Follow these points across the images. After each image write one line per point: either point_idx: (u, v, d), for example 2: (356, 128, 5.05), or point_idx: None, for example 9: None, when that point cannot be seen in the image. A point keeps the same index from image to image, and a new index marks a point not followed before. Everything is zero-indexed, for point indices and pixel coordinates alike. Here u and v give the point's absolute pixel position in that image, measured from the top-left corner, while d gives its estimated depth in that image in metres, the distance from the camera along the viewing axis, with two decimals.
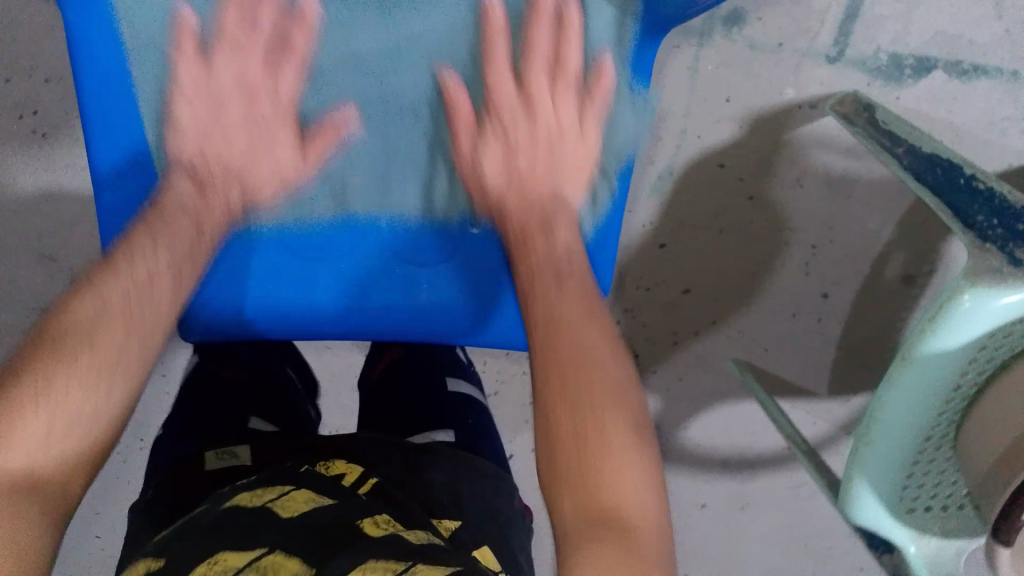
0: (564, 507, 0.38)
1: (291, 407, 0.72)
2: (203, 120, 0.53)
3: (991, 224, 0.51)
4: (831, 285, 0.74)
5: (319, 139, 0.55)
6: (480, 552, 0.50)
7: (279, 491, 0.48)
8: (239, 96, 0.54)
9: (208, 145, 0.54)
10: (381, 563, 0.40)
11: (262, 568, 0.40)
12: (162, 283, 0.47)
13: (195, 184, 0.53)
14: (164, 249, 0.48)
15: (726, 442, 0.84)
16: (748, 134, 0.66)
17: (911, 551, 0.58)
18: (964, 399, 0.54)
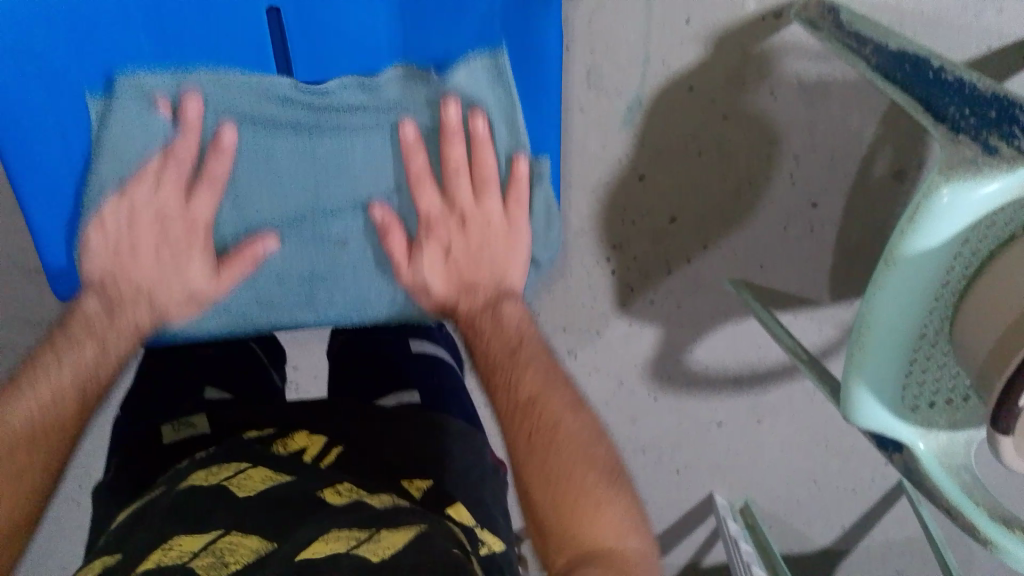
0: (553, 553, 0.50)
1: (262, 375, 0.73)
2: (122, 232, 0.60)
3: (963, 114, 0.50)
4: (818, 193, 0.73)
5: (237, 262, 0.61)
6: (454, 509, 0.55)
7: (234, 469, 0.53)
8: (152, 227, 0.60)
9: (119, 248, 0.60)
10: (343, 531, 0.46)
11: (219, 548, 0.45)
12: (115, 344, 0.61)
13: (105, 300, 0.61)
14: (65, 369, 0.58)
15: (734, 358, 0.84)
16: (714, 52, 0.65)
17: (921, 449, 0.59)
18: (954, 294, 0.54)
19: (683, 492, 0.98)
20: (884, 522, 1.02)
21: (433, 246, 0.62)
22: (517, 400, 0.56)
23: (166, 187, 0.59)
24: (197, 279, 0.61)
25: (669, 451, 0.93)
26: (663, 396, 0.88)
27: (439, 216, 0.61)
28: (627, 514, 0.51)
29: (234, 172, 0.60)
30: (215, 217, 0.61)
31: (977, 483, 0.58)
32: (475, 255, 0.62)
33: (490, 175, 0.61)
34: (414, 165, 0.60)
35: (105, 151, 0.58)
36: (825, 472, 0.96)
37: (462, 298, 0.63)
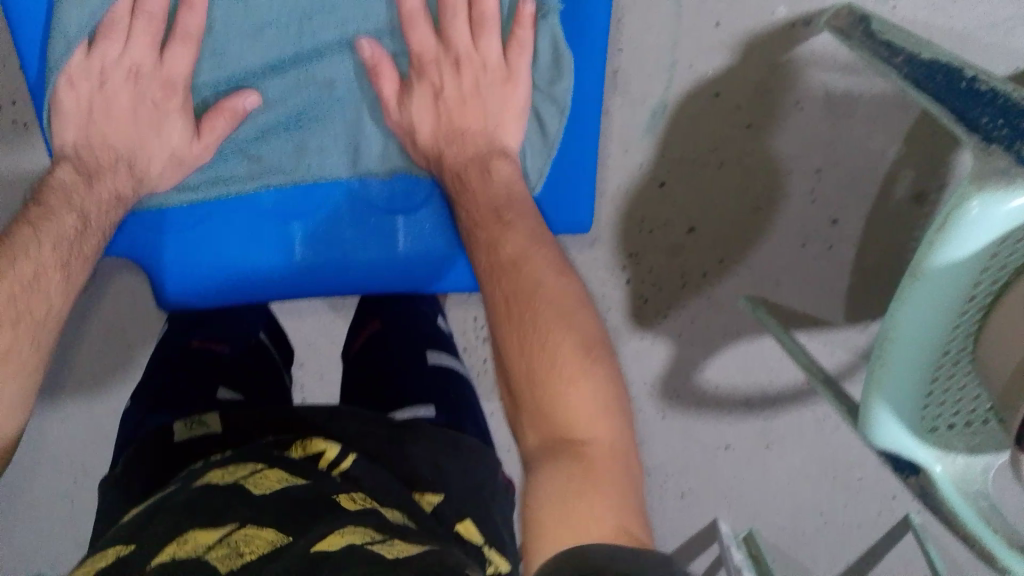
0: (529, 433, 0.46)
1: (276, 379, 0.72)
2: (92, 102, 0.61)
3: (996, 124, 0.48)
4: (838, 211, 0.72)
5: (217, 116, 0.62)
6: (462, 526, 0.53)
7: (250, 470, 0.50)
8: (158, 87, 0.62)
9: (90, 125, 0.62)
10: (360, 529, 0.44)
11: (235, 540, 0.43)
12: (93, 221, 0.60)
13: (82, 177, 0.61)
14: (47, 244, 0.56)
15: (745, 380, 0.83)
16: (740, 61, 0.65)
17: (937, 472, 0.57)
18: (979, 311, 0.52)
19: (686, 519, 0.95)
20: (890, 561, 0.99)
21: (424, 91, 0.63)
22: (508, 310, 0.50)
23: (137, 39, 0.60)
24: (176, 141, 0.63)
25: (675, 475, 0.91)
26: (671, 416, 0.86)
27: (434, 55, 0.62)
28: (611, 409, 0.45)
29: (236, 25, 0.60)
30: (196, 77, 0.62)
31: (995, 510, 0.55)
32: (465, 98, 0.63)
33: (490, 14, 0.61)
34: (415, 35, 0.61)
35: (63, 97, 0.61)
36: (832, 505, 0.94)
37: (449, 147, 0.63)
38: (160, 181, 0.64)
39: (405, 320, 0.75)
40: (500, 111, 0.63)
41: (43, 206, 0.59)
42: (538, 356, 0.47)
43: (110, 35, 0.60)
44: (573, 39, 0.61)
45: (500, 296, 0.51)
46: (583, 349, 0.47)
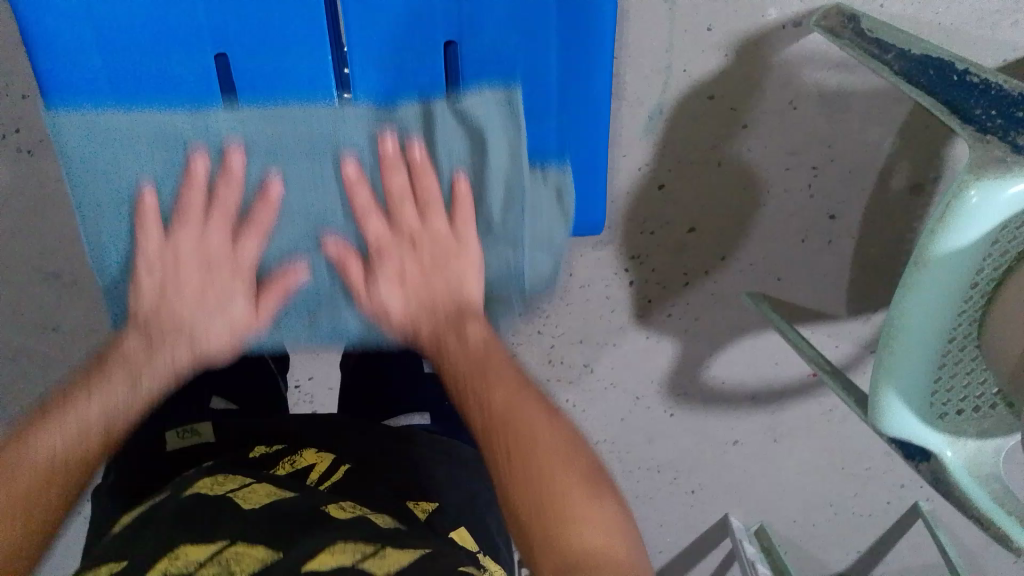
0: (541, 565, 0.44)
1: (271, 386, 0.71)
2: (166, 259, 0.53)
3: (990, 115, 0.50)
4: (837, 205, 0.73)
5: (269, 293, 0.55)
6: (457, 534, 0.53)
7: (239, 482, 0.51)
8: (198, 268, 0.54)
9: (163, 289, 0.54)
10: (349, 544, 0.44)
11: (226, 558, 0.42)
12: (149, 382, 0.54)
13: (147, 341, 0.54)
14: (97, 399, 0.52)
15: (752, 375, 0.84)
16: (735, 61, 0.65)
17: (948, 457, 0.58)
18: (983, 298, 0.53)
19: (698, 515, 0.95)
20: (900, 547, 1.00)
21: (390, 274, 0.55)
22: (490, 419, 0.50)
23: (211, 229, 0.53)
24: (235, 315, 0.55)
25: (684, 472, 0.91)
26: (680, 413, 0.86)
27: (391, 242, 0.55)
28: (622, 535, 0.46)
29: (276, 226, 0.54)
30: (260, 255, 0.54)
31: (1007, 492, 0.57)
32: (432, 276, 0.56)
33: (433, 198, 0.55)
34: (358, 197, 0.53)
35: (142, 279, 0.53)
36: (841, 495, 0.95)
37: (425, 317, 0.56)
38: (217, 345, 0.55)
39: None
40: (462, 275, 0.56)
41: (101, 367, 0.53)
42: (534, 468, 0.47)
43: (184, 221, 0.53)
44: (570, 87, 0.55)
45: (500, 449, 0.49)
46: (587, 484, 0.48)
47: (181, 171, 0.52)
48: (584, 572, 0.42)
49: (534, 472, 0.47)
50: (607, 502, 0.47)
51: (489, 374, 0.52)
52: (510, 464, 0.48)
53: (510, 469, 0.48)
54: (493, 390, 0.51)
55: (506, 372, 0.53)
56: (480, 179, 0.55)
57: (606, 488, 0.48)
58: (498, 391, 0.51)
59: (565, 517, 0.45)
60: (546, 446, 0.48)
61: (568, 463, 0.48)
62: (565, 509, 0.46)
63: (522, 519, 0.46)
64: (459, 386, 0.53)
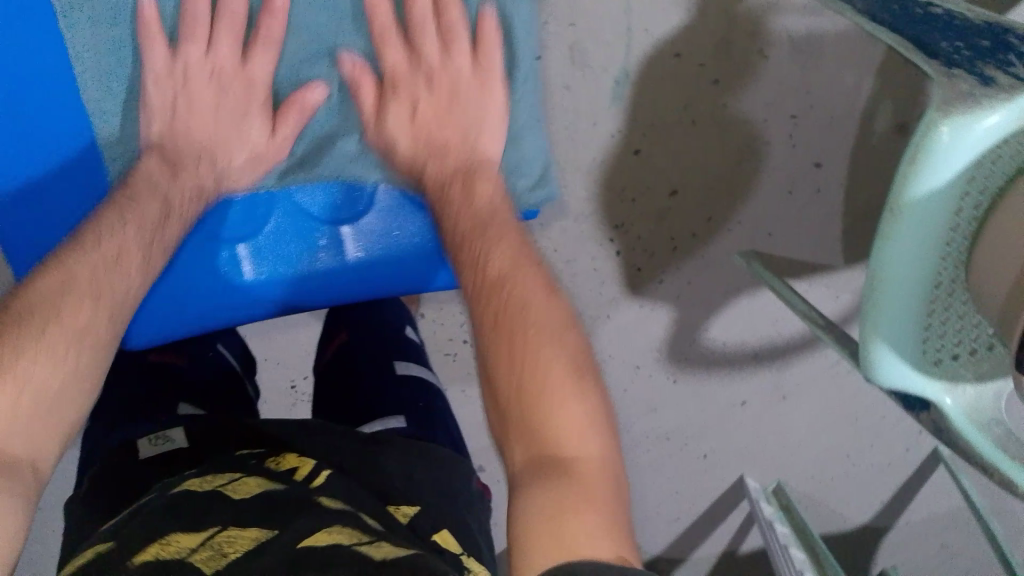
0: (516, 449, 0.43)
1: (239, 387, 0.71)
2: (174, 96, 0.59)
3: (956, 47, 0.48)
4: (821, 153, 0.71)
5: (289, 114, 0.61)
6: (440, 537, 0.50)
7: (229, 478, 0.50)
8: (214, 87, 0.60)
9: (174, 118, 0.60)
10: (343, 530, 0.44)
11: (218, 541, 0.43)
12: (139, 261, 0.53)
13: (166, 166, 0.59)
14: (132, 224, 0.54)
15: (751, 334, 0.82)
16: (699, 15, 0.64)
17: (948, 405, 0.56)
18: (966, 238, 0.51)
19: (712, 480, 0.94)
20: (923, 494, 0.99)
21: (401, 100, 0.61)
22: (483, 279, 0.51)
23: (253, 118, 0.61)
24: (255, 138, 0.61)
25: (694, 437, 0.90)
26: (682, 379, 0.85)
27: (405, 72, 0.61)
28: (601, 428, 0.43)
29: (313, 117, 0.62)
30: (274, 76, 0.60)
31: (1010, 436, 0.55)
32: (444, 110, 0.61)
33: (460, 30, 0.60)
34: (379, 17, 0.59)
35: (151, 100, 0.58)
36: (857, 447, 0.93)
37: (431, 160, 0.61)
38: (240, 172, 0.61)
39: (369, 325, 0.74)
40: (480, 113, 0.61)
41: (129, 190, 0.56)
42: (523, 345, 0.46)
43: (190, 33, 0.58)
44: None
45: (490, 315, 0.48)
46: (575, 368, 0.45)
47: (134, 12, 0.56)
48: (556, 466, 0.41)
49: (522, 346, 0.46)
50: (590, 377, 0.45)
51: (483, 228, 0.55)
52: (503, 339, 0.47)
53: (502, 356, 0.46)
54: (494, 246, 0.53)
55: (507, 228, 0.55)
56: (520, 30, 0.60)
57: (596, 384, 0.45)
58: (499, 247, 0.53)
59: (558, 402, 0.43)
60: (546, 322, 0.47)
61: (549, 311, 0.48)
62: (540, 392, 0.43)
63: (500, 395, 0.45)
64: (472, 280, 0.52)
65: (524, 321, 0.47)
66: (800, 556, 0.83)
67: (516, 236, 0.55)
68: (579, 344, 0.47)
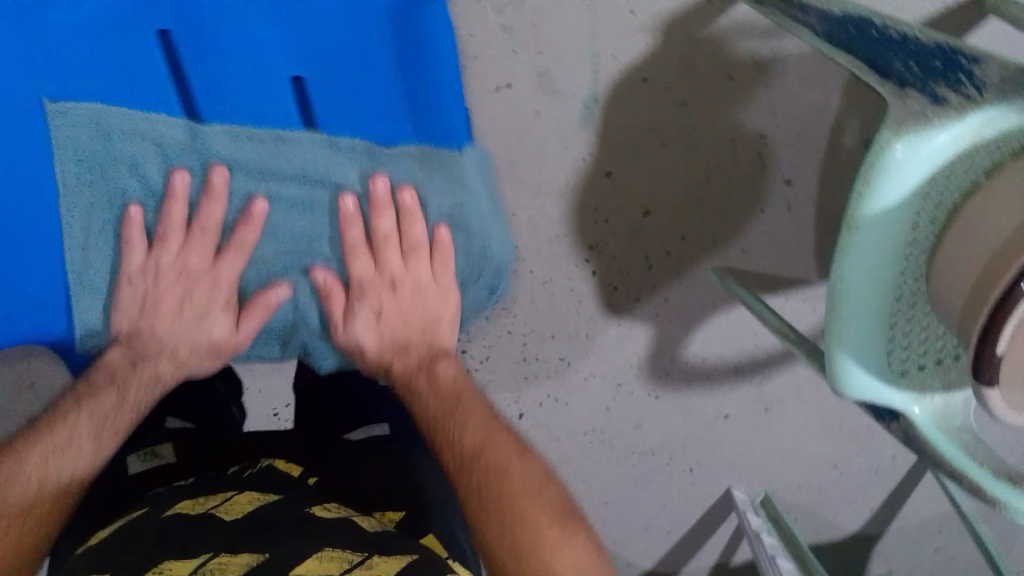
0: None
1: (224, 408, 0.71)
2: (144, 288, 0.60)
3: (909, 66, 0.50)
4: (791, 170, 0.73)
5: (251, 314, 0.62)
6: (425, 538, 0.55)
7: (220, 498, 0.51)
8: (178, 289, 0.60)
9: (143, 307, 0.60)
10: (335, 552, 0.43)
11: (211, 568, 0.42)
12: (135, 393, 0.60)
13: (131, 354, 0.60)
14: (87, 421, 0.56)
15: (731, 349, 0.83)
16: (663, 41, 0.65)
17: (915, 413, 0.58)
18: (925, 252, 0.52)
19: (700, 493, 0.95)
20: (913, 501, 0.99)
21: (365, 312, 0.63)
22: (464, 454, 0.56)
23: (193, 242, 0.59)
24: (217, 330, 0.62)
25: (680, 452, 0.91)
26: (665, 394, 0.86)
27: (372, 280, 0.62)
28: (584, 565, 0.50)
29: (229, 220, 0.60)
30: (223, 219, 0.59)
31: (978, 442, 0.56)
32: (406, 313, 0.63)
33: (419, 243, 0.62)
34: (351, 233, 0.61)
35: (124, 292, 0.60)
36: (843, 455, 0.94)
37: (397, 358, 0.64)
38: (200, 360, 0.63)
39: None
40: (439, 312, 0.64)
41: (88, 381, 0.58)
42: (494, 513, 0.52)
43: (169, 235, 0.59)
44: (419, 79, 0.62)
45: (477, 479, 0.54)
46: (557, 510, 0.53)
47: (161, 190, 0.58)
48: None
49: (497, 491, 0.53)
50: (552, 488, 0.54)
51: (464, 400, 0.60)
52: (484, 509, 0.52)
53: (477, 496, 0.53)
54: (466, 424, 0.58)
55: (474, 408, 0.59)
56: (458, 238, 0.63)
57: (580, 527, 0.53)
58: (469, 424, 0.58)
59: (539, 534, 0.50)
60: (523, 484, 0.53)
61: (527, 471, 0.54)
62: (536, 535, 0.50)
63: (484, 546, 0.51)
64: (450, 461, 0.56)
65: (504, 485, 0.53)
66: (788, 567, 0.83)
67: (483, 415, 0.59)
68: (560, 498, 0.54)
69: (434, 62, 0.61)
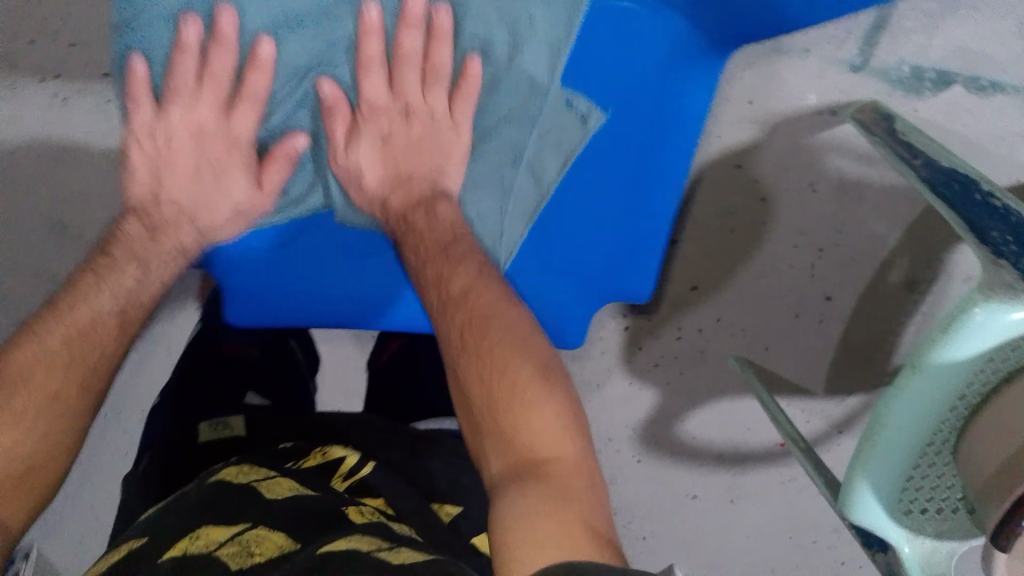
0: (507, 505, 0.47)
1: (298, 384, 0.77)
2: (157, 148, 0.64)
3: (1004, 237, 0.52)
4: (834, 288, 0.75)
5: (274, 162, 0.64)
6: (477, 540, 0.60)
7: (263, 475, 0.54)
8: (191, 144, 0.64)
9: (160, 169, 0.65)
10: (364, 538, 0.45)
11: (246, 539, 0.45)
12: (157, 264, 0.66)
13: (149, 229, 0.65)
14: (106, 292, 0.62)
15: (721, 436, 0.85)
16: (767, 137, 0.68)
17: (905, 552, 0.60)
18: (967, 410, 0.55)
19: (645, 561, 0.96)
20: None
21: (371, 133, 0.64)
22: (450, 293, 0.59)
23: (202, 97, 0.62)
24: (238, 197, 0.65)
25: (640, 517, 0.93)
26: (647, 460, 0.88)
27: (385, 104, 0.64)
28: (584, 473, 0.50)
29: (269, 88, 0.61)
30: (256, 130, 0.64)
31: None
32: (417, 143, 0.65)
33: (443, 67, 0.62)
34: (367, 47, 0.60)
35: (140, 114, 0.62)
36: (785, 566, 0.96)
37: (396, 190, 0.66)
38: (223, 228, 0.66)
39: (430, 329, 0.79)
40: (450, 150, 0.65)
41: (107, 264, 0.63)
42: (508, 417, 0.51)
43: (179, 91, 0.61)
44: (655, 149, 0.65)
45: (472, 377, 0.53)
46: (543, 384, 0.52)
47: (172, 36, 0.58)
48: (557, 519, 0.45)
49: (510, 407, 0.51)
50: (556, 391, 0.52)
51: (451, 251, 0.62)
52: (497, 413, 0.51)
53: (495, 420, 0.51)
54: (458, 269, 0.60)
55: (492, 288, 0.58)
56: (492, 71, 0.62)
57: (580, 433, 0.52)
58: (461, 273, 0.60)
59: (547, 472, 0.48)
60: (523, 362, 0.53)
61: (538, 370, 0.53)
62: (520, 410, 0.51)
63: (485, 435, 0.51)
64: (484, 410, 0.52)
65: (502, 362, 0.53)
66: None
67: (477, 259, 0.61)
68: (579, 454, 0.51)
69: (689, 101, 0.64)
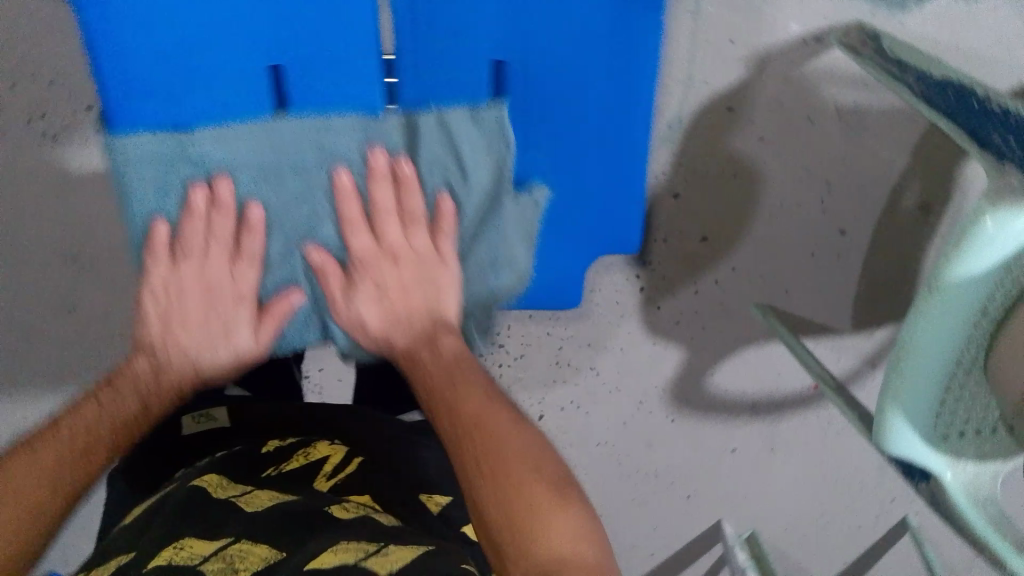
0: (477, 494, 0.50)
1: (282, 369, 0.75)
2: (169, 299, 0.57)
3: (1009, 141, 0.50)
4: (848, 221, 0.73)
5: (267, 323, 0.58)
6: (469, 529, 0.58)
7: (241, 488, 0.52)
8: (201, 293, 0.57)
9: (169, 314, 0.58)
10: (352, 544, 0.44)
11: (230, 554, 0.44)
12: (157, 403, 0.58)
13: (154, 364, 0.58)
14: (46, 467, 0.52)
15: (752, 384, 0.84)
16: (757, 76, 0.66)
17: (947, 479, 0.58)
18: (994, 320, 0.54)
19: (692, 519, 0.96)
20: (888, 560, 1.00)
21: (367, 289, 0.57)
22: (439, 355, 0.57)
23: (211, 257, 0.56)
24: (238, 341, 0.58)
25: (680, 478, 0.92)
26: (680, 420, 0.87)
27: (372, 255, 0.57)
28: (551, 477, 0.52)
29: (264, 249, 0.57)
30: (257, 282, 0.57)
31: (1004, 516, 0.57)
32: (407, 295, 0.58)
33: (416, 211, 0.57)
34: (343, 187, 0.55)
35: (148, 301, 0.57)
36: (832, 507, 0.95)
37: (398, 333, 0.58)
38: (219, 372, 0.60)
39: None
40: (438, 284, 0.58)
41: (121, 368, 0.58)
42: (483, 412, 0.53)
43: (159, 250, 0.56)
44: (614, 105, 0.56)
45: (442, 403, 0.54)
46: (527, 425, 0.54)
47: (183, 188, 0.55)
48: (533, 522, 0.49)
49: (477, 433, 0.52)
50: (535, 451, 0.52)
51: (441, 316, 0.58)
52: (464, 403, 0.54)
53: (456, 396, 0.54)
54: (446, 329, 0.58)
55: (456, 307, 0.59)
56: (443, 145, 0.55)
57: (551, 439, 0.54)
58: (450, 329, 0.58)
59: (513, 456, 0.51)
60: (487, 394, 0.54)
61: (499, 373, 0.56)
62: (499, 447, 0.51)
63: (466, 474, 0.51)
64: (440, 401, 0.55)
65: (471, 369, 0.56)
66: None
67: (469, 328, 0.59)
68: (559, 472, 0.52)
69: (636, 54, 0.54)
